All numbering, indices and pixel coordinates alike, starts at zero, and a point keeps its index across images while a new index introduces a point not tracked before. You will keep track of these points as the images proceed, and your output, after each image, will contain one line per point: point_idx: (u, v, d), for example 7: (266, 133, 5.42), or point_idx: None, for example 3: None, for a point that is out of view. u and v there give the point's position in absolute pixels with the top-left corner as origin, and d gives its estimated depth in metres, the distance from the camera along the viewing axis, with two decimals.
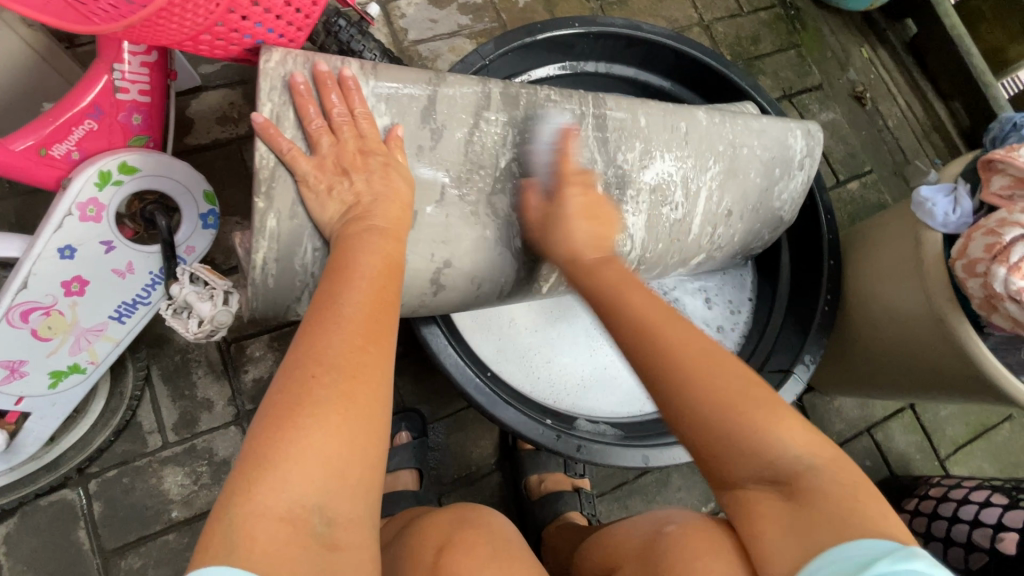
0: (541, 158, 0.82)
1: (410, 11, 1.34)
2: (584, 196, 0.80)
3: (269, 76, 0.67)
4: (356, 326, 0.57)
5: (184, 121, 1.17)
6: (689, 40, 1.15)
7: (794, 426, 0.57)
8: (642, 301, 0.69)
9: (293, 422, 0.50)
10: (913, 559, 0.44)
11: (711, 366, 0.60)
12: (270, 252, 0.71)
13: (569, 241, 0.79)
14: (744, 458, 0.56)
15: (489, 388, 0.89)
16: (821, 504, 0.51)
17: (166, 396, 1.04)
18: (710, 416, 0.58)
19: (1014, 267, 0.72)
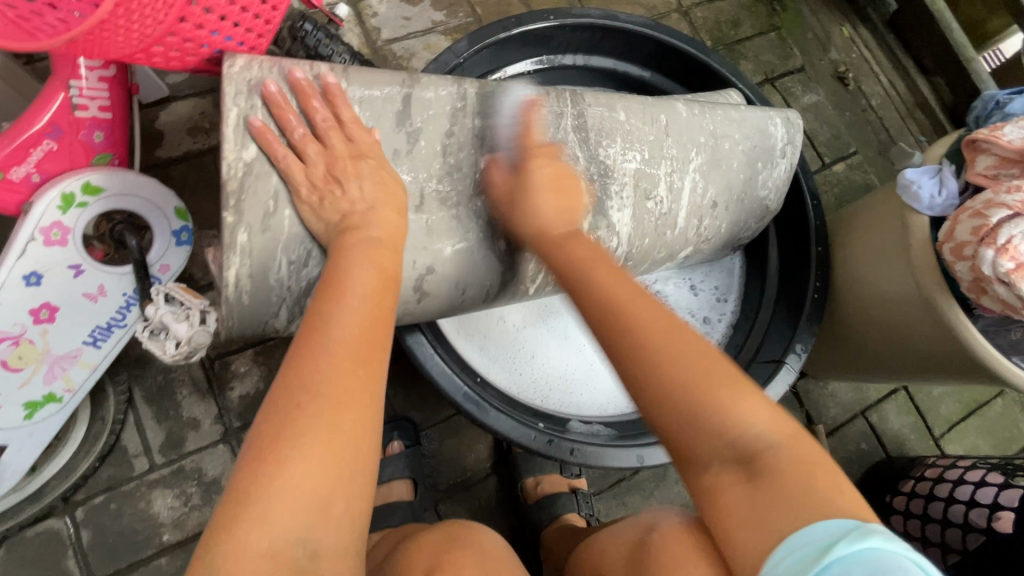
0: (505, 132, 0.79)
1: (383, 9, 1.31)
2: (550, 167, 0.76)
3: (234, 80, 0.65)
4: (346, 349, 0.55)
5: (153, 133, 1.13)
6: (667, 28, 1.13)
7: (755, 405, 0.56)
8: (608, 278, 0.67)
9: (276, 455, 0.48)
10: (867, 534, 0.44)
11: (676, 343, 0.59)
12: (244, 267, 0.68)
13: (539, 217, 0.74)
14: (700, 435, 0.56)
15: (478, 396, 0.87)
16: (789, 487, 0.50)
17: (150, 418, 1.02)
18: (664, 393, 0.57)
19: (1000, 249, 0.71)
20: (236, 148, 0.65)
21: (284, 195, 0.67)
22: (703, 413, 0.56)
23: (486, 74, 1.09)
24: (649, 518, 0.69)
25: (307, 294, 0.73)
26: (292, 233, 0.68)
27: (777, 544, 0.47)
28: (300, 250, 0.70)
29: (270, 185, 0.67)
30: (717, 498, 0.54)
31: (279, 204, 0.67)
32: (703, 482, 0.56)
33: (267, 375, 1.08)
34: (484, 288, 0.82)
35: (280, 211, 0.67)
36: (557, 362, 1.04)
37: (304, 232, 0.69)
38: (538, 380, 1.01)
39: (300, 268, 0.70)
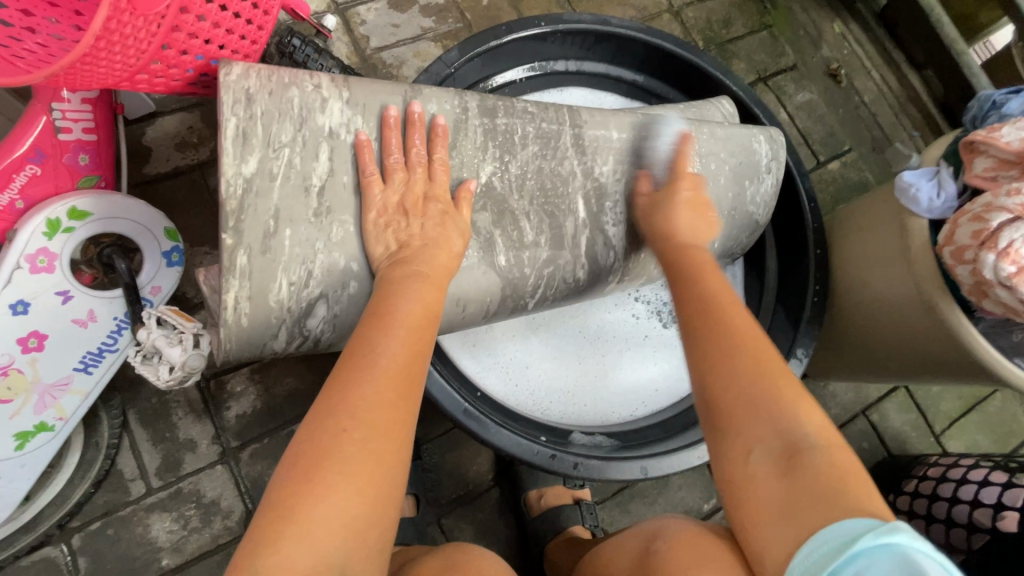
0: (660, 155, 0.87)
1: (371, 17, 1.29)
2: (693, 193, 0.82)
3: (231, 89, 0.64)
4: (389, 378, 0.57)
5: (141, 149, 1.11)
6: (661, 33, 1.11)
7: (813, 412, 0.58)
8: (718, 284, 0.71)
9: (319, 477, 0.50)
10: (896, 531, 0.45)
11: (756, 343, 0.63)
12: (243, 291, 0.66)
13: (668, 224, 0.80)
14: (758, 423, 0.57)
15: (478, 412, 0.86)
16: (821, 485, 0.52)
17: (145, 440, 1.00)
18: (737, 378, 0.60)
19: (1002, 254, 0.70)
20: (235, 162, 0.64)
21: (284, 214, 0.67)
22: (765, 402, 0.58)
23: (477, 83, 1.08)
24: (652, 524, 0.69)
25: (308, 314, 0.71)
26: (292, 254, 0.67)
27: (808, 538, 0.49)
28: (301, 270, 0.68)
29: (270, 204, 0.66)
30: (749, 490, 0.56)
31: (280, 223, 0.67)
32: (742, 471, 0.57)
33: (264, 394, 1.07)
34: (484, 303, 0.81)
35: (280, 231, 0.67)
36: (553, 373, 1.02)
37: (307, 251, 0.68)
38: (537, 391, 1.00)
39: (301, 288, 0.69)
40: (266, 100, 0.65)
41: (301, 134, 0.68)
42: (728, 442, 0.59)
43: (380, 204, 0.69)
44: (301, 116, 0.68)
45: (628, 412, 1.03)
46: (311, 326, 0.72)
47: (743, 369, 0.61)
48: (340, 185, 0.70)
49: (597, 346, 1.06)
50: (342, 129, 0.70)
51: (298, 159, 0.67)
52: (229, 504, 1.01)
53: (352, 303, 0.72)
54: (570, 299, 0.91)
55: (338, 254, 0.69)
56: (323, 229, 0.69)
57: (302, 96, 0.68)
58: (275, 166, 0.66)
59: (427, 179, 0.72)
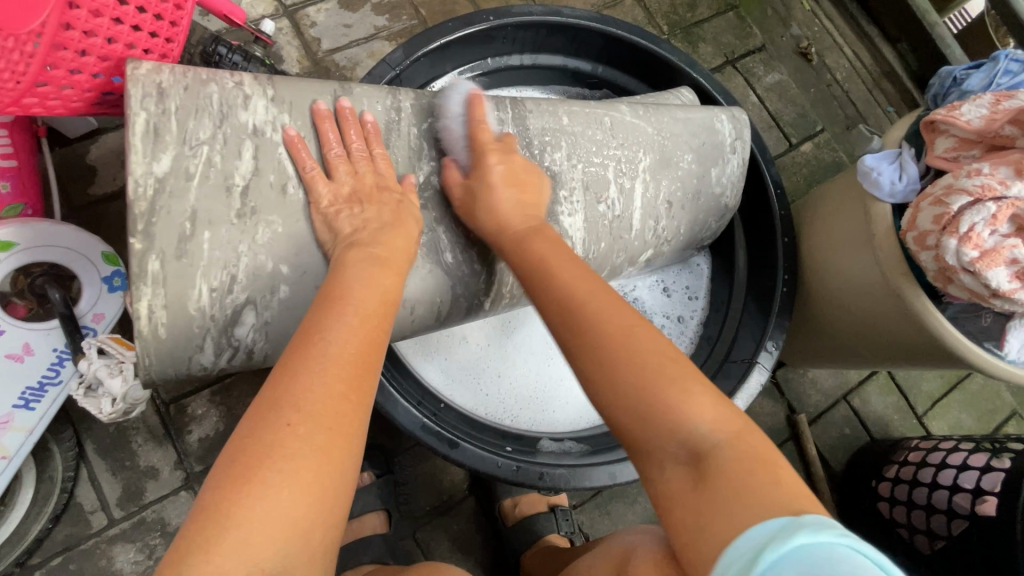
0: (452, 129, 0.76)
1: (321, 18, 1.24)
2: (505, 164, 0.73)
3: (140, 83, 0.60)
4: (339, 369, 0.53)
5: (84, 170, 1.06)
6: (616, 21, 1.07)
7: (704, 403, 0.54)
8: (574, 283, 0.64)
9: (259, 475, 0.48)
10: (796, 532, 0.42)
11: (629, 343, 0.57)
12: (157, 299, 0.61)
13: (496, 211, 0.71)
14: (654, 437, 0.54)
15: (439, 428, 0.83)
16: (726, 489, 0.49)
17: (104, 471, 0.98)
18: (625, 401, 0.55)
19: (963, 238, 0.68)
20: (145, 160, 0.60)
21: (203, 215, 0.63)
22: (658, 412, 0.54)
23: (425, 84, 1.05)
24: (622, 542, 0.67)
25: (235, 322, 0.66)
26: (212, 257, 0.63)
27: (717, 556, 0.45)
28: (223, 274, 0.64)
29: (186, 205, 0.62)
30: (667, 504, 0.52)
31: (198, 226, 0.63)
32: (657, 488, 0.54)
33: (226, 415, 1.04)
34: (434, 306, 0.77)
35: (198, 234, 0.63)
36: (524, 377, 1.00)
37: (228, 254, 0.64)
38: (501, 396, 0.98)
39: (224, 294, 0.65)
40: (181, 96, 0.62)
41: (222, 131, 0.64)
42: (644, 465, 0.55)
43: (330, 196, 0.67)
44: (220, 112, 0.64)
45: (596, 413, 1.01)
46: (240, 334, 0.67)
47: (623, 387, 0.56)
48: (267, 185, 0.66)
49: None
50: (268, 126, 0.67)
51: (218, 156, 0.64)
52: None
53: (282, 309, 0.68)
54: (532, 295, 0.89)
55: (264, 257, 0.66)
56: (247, 230, 0.65)
57: (222, 92, 0.65)
58: (192, 165, 0.62)
59: (375, 172, 0.70)
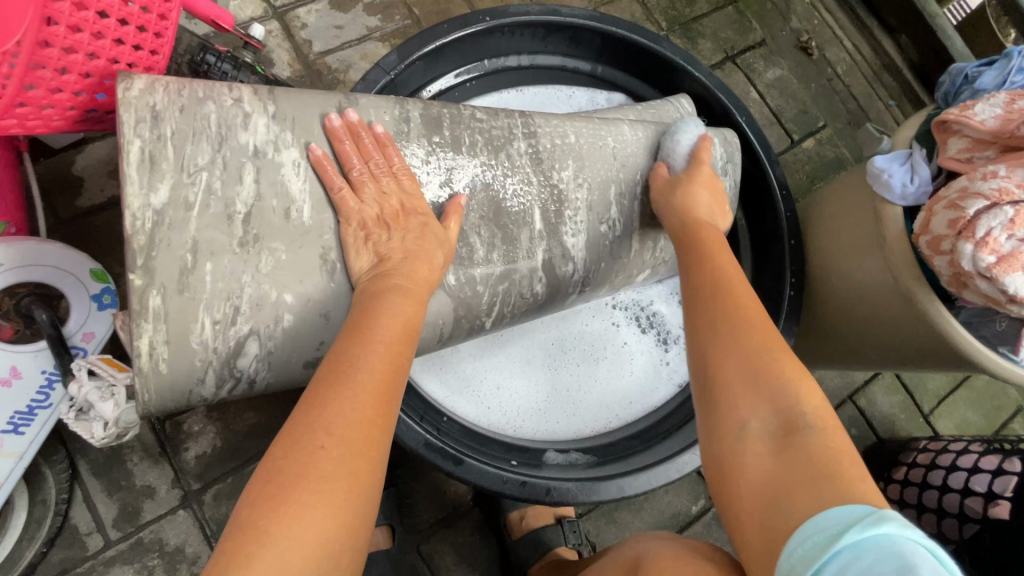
0: (681, 147, 0.84)
1: (312, 19, 1.21)
2: (708, 191, 0.79)
3: (133, 107, 0.58)
4: (368, 394, 0.52)
5: (72, 181, 1.02)
6: (616, 20, 1.04)
7: (814, 394, 0.52)
8: (733, 266, 0.67)
9: (291, 496, 0.45)
10: (883, 520, 0.39)
11: (765, 320, 0.59)
12: (159, 335, 0.59)
13: (686, 203, 0.77)
14: (758, 393, 0.53)
15: (442, 444, 0.81)
16: (811, 469, 0.46)
17: (100, 490, 0.95)
18: (737, 347, 0.56)
19: (980, 243, 0.66)
20: (142, 191, 0.58)
21: (205, 247, 0.60)
22: (767, 374, 0.53)
23: (420, 88, 1.02)
24: (633, 550, 0.65)
25: (238, 354, 0.64)
26: (215, 290, 0.61)
27: (795, 528, 0.43)
28: (227, 306, 0.62)
29: (187, 237, 0.60)
30: (739, 468, 0.50)
31: (200, 256, 0.60)
32: (729, 445, 0.52)
33: (225, 432, 1.01)
34: (437, 327, 0.75)
35: (199, 266, 0.60)
36: (527, 390, 0.98)
37: (232, 287, 0.62)
38: (505, 409, 0.95)
39: (228, 328, 0.62)
40: (177, 118, 0.60)
41: (220, 155, 0.62)
42: (720, 415, 0.54)
43: (359, 217, 0.65)
44: (219, 134, 0.62)
45: (601, 424, 0.99)
46: (242, 366, 0.65)
47: (746, 338, 0.56)
48: (269, 211, 0.64)
49: (573, 357, 1.01)
50: (269, 146, 0.64)
51: (218, 183, 0.61)
52: (196, 551, 0.96)
53: (286, 339, 0.66)
54: (532, 313, 0.86)
55: (268, 286, 0.63)
56: (250, 260, 0.62)
57: (220, 112, 0.62)
58: (191, 194, 0.60)
59: (400, 190, 0.68)
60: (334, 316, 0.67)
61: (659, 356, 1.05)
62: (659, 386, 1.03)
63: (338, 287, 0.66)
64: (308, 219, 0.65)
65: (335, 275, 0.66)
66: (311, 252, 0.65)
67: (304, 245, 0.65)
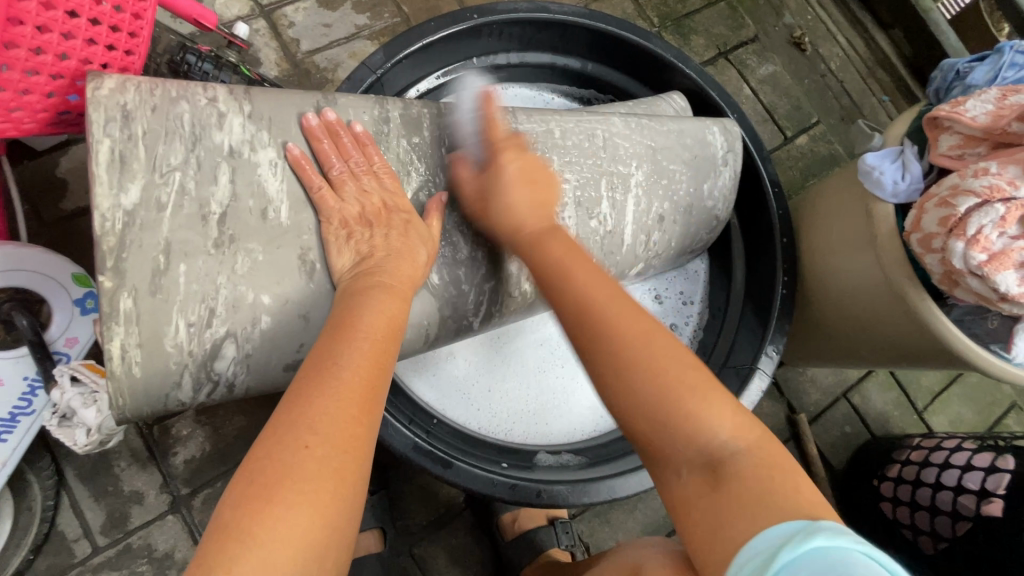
0: (466, 127, 0.74)
1: (299, 18, 1.20)
2: (521, 161, 0.68)
3: (102, 105, 0.56)
4: (351, 392, 0.51)
5: (56, 183, 1.01)
6: (606, 16, 1.04)
7: (724, 411, 0.52)
8: (589, 287, 0.59)
9: (275, 496, 0.44)
10: (812, 534, 0.40)
11: (648, 347, 0.54)
12: (131, 338, 0.58)
13: (509, 212, 0.66)
14: (675, 441, 0.51)
15: (430, 447, 0.81)
16: (745, 492, 0.46)
17: (87, 497, 0.94)
18: (642, 402, 0.52)
19: (971, 240, 0.65)
20: (112, 192, 0.57)
21: (177, 248, 0.59)
22: (679, 419, 0.51)
23: (407, 87, 1.01)
24: (632, 557, 0.63)
25: (214, 357, 0.62)
26: (190, 291, 0.60)
27: (734, 554, 0.43)
28: (202, 308, 0.61)
29: (159, 237, 0.59)
30: (682, 509, 0.50)
31: (172, 258, 0.59)
32: (673, 492, 0.52)
33: (213, 436, 1.00)
34: (422, 329, 0.73)
35: (172, 268, 0.59)
36: (516, 390, 0.97)
37: (206, 288, 0.61)
38: (495, 409, 0.95)
39: (202, 329, 0.61)
40: (148, 117, 0.58)
41: (194, 155, 0.61)
42: (659, 470, 0.53)
43: (339, 215, 0.64)
44: (192, 134, 0.61)
45: (591, 425, 0.98)
46: (219, 369, 0.63)
47: (638, 388, 0.53)
48: (245, 211, 0.63)
49: (557, 359, 1.00)
50: (245, 146, 0.63)
51: (192, 183, 0.60)
52: (185, 556, 0.95)
53: (266, 341, 0.65)
54: (520, 313, 0.85)
55: (245, 287, 0.62)
56: (225, 261, 0.61)
57: (194, 111, 0.61)
58: (162, 194, 0.59)
59: (384, 188, 0.67)
60: (313, 317, 0.66)
61: None
62: None
63: (317, 290, 0.65)
64: (287, 220, 0.64)
65: (314, 276, 0.65)
66: (289, 253, 0.64)
67: (282, 245, 0.64)
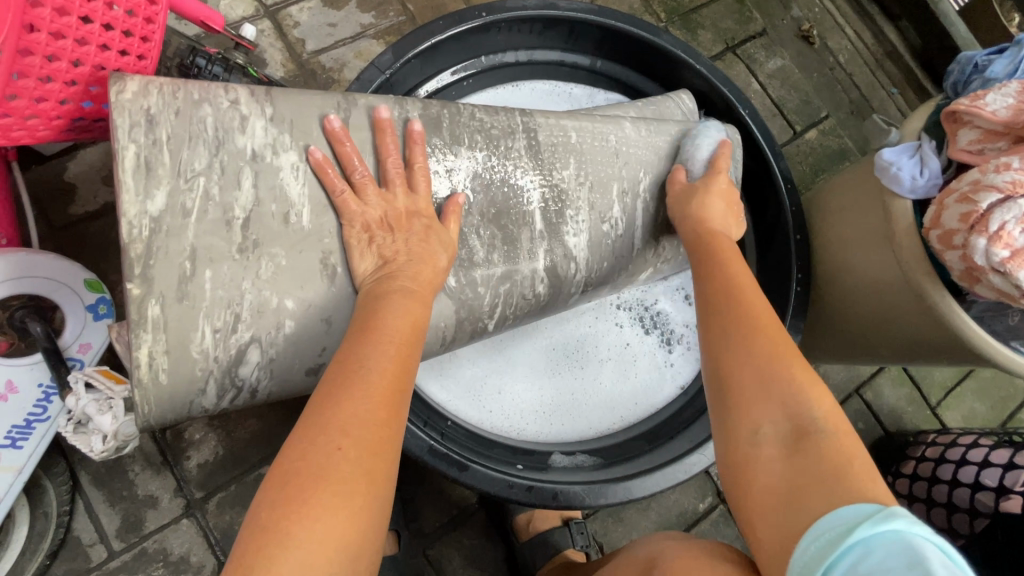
0: (702, 154, 0.83)
1: (304, 17, 1.19)
2: (730, 189, 0.78)
3: (127, 110, 0.56)
4: (379, 394, 0.50)
5: (66, 187, 1.01)
6: (614, 12, 1.02)
7: (823, 394, 0.51)
8: (743, 275, 0.66)
9: (310, 498, 0.44)
10: (891, 517, 0.39)
11: (772, 321, 0.59)
12: (159, 345, 0.58)
13: (700, 213, 0.75)
14: (770, 398, 0.52)
15: (446, 450, 0.80)
16: (824, 470, 0.45)
17: (101, 501, 0.94)
18: (750, 353, 0.55)
19: (993, 237, 0.64)
20: (138, 199, 0.56)
21: (203, 254, 0.59)
22: (777, 377, 0.53)
23: (416, 87, 1.00)
24: (647, 552, 0.63)
25: (239, 362, 0.62)
26: (216, 296, 0.60)
27: (803, 531, 0.43)
28: (227, 314, 0.60)
29: (185, 244, 0.58)
30: (754, 466, 0.50)
31: (198, 264, 0.59)
32: (745, 448, 0.51)
33: (226, 439, 1.00)
34: (439, 332, 0.73)
35: (199, 274, 0.59)
36: (529, 392, 0.96)
37: (232, 293, 0.60)
38: (509, 412, 0.94)
39: (228, 335, 0.61)
40: (172, 122, 0.58)
41: (218, 159, 0.60)
42: (737, 420, 0.53)
43: (361, 219, 0.64)
44: (216, 138, 0.60)
45: (606, 426, 0.98)
46: (243, 375, 0.63)
47: (758, 341, 0.56)
48: (268, 215, 0.62)
49: (577, 360, 1.00)
50: (267, 149, 0.63)
51: (216, 188, 0.60)
52: (200, 559, 0.95)
53: (288, 346, 0.64)
54: (534, 315, 0.85)
55: (269, 292, 0.62)
56: (250, 266, 0.61)
57: (216, 114, 0.61)
58: (188, 200, 0.58)
59: (407, 194, 0.66)
60: (336, 321, 0.66)
61: (661, 357, 1.03)
62: (663, 388, 1.01)
63: (340, 293, 0.65)
64: (307, 223, 0.64)
65: (336, 280, 0.65)
66: (311, 257, 0.64)
67: (304, 250, 0.64)
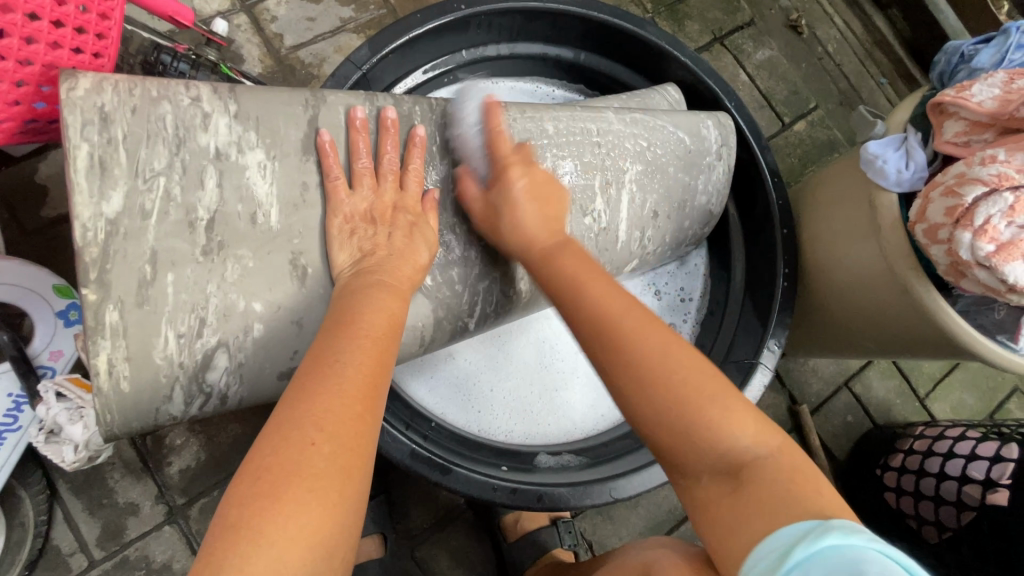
0: (472, 138, 0.72)
1: (282, 12, 1.16)
2: (528, 179, 0.68)
3: (78, 107, 0.54)
4: (355, 390, 0.49)
5: (35, 190, 0.98)
6: (598, 4, 1.00)
7: (744, 415, 0.51)
8: (601, 296, 0.58)
9: (286, 494, 0.42)
10: (824, 532, 0.40)
11: (665, 365, 0.52)
12: (118, 352, 0.56)
13: (522, 230, 0.67)
14: (694, 449, 0.50)
15: (428, 453, 0.79)
16: (770, 491, 0.46)
17: (81, 509, 0.93)
18: (654, 416, 0.52)
19: (978, 231, 0.63)
20: (92, 200, 0.54)
21: (164, 257, 0.57)
22: (691, 432, 0.50)
23: (393, 83, 0.98)
24: (642, 557, 0.61)
25: (207, 367, 0.60)
26: (178, 301, 0.58)
27: (756, 546, 0.43)
28: (191, 318, 0.58)
29: (144, 246, 0.56)
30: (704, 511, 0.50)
31: (159, 268, 0.57)
32: (692, 498, 0.51)
33: (207, 444, 0.98)
34: (417, 332, 0.71)
35: (160, 278, 0.57)
36: (515, 391, 0.95)
37: (195, 297, 0.58)
38: (496, 412, 0.93)
39: (193, 340, 0.59)
40: (128, 120, 0.56)
41: (179, 159, 0.58)
42: (679, 475, 0.52)
43: (346, 211, 0.63)
44: (176, 136, 0.58)
45: (589, 425, 0.97)
46: (212, 380, 0.61)
47: (654, 402, 0.52)
48: (234, 216, 0.60)
49: (536, 368, 0.97)
50: (232, 147, 0.61)
51: (177, 188, 0.58)
52: (183, 566, 0.94)
53: (259, 349, 0.63)
54: (516, 313, 0.83)
55: (235, 295, 0.60)
56: (214, 268, 0.59)
57: (176, 112, 0.58)
58: (147, 201, 0.56)
59: (396, 189, 0.66)
60: (308, 323, 0.64)
61: None
62: None
63: (311, 294, 0.63)
64: (276, 223, 0.62)
65: (306, 281, 0.63)
66: (281, 258, 0.62)
67: (272, 251, 0.62)
